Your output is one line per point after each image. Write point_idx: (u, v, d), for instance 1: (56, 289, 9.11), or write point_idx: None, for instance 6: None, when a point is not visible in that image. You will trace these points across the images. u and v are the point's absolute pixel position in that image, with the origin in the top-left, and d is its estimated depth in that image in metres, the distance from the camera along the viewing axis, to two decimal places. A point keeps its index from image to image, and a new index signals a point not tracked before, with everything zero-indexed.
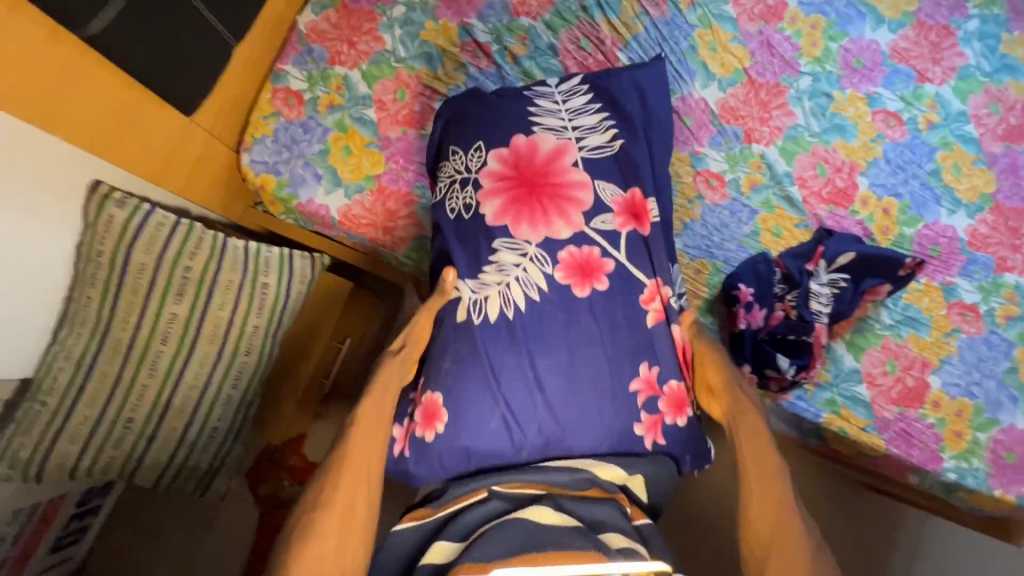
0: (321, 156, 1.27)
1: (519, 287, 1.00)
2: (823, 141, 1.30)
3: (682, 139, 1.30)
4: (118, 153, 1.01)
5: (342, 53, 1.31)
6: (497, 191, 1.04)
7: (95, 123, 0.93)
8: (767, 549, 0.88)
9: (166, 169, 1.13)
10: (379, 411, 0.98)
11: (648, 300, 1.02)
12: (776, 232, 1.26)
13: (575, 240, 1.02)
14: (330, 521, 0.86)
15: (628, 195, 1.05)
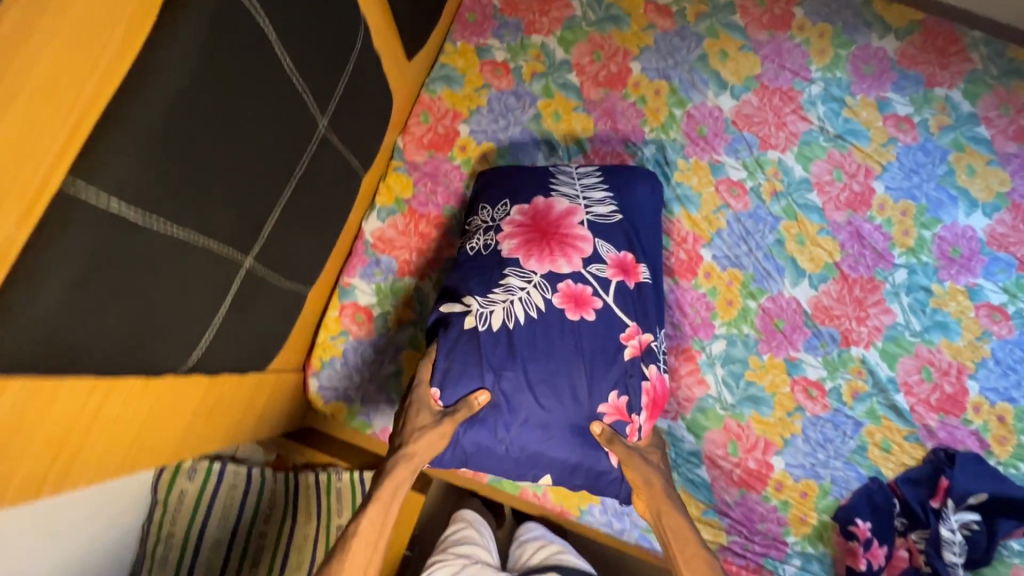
0: (394, 378, 1.22)
1: (522, 305, 1.00)
2: (926, 341, 1.21)
3: (776, 343, 1.22)
4: (195, 440, 0.94)
5: (411, 261, 1.25)
6: (514, 232, 1.07)
7: (177, 430, 0.86)
8: None
9: (239, 427, 1.07)
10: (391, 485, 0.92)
11: (628, 336, 1.02)
12: (885, 446, 1.17)
13: (571, 275, 1.03)
14: None
15: (624, 254, 1.07)
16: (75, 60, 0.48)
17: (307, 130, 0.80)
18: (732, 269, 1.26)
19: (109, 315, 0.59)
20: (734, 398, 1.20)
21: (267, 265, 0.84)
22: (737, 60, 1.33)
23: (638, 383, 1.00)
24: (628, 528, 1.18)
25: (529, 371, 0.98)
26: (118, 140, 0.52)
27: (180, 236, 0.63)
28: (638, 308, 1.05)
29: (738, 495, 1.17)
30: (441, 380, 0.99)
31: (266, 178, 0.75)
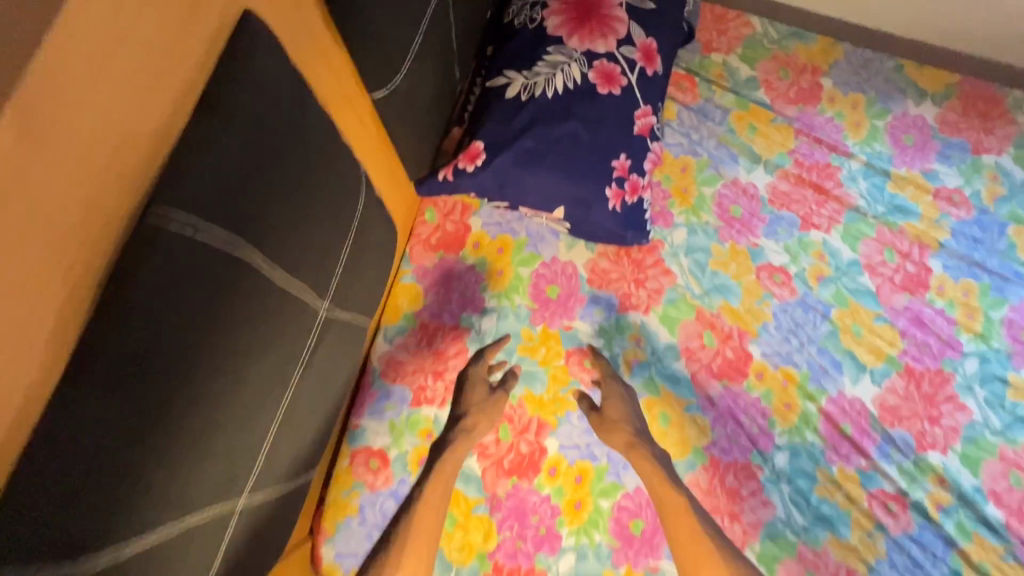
0: None
1: (562, 78, 1.02)
2: (1009, 441, 1.08)
3: (844, 452, 1.07)
4: None
5: (425, 387, 1.08)
6: (562, 12, 1.05)
7: None
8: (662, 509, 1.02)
9: None
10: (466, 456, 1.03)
11: (641, 115, 1.07)
12: (983, 570, 1.01)
13: (606, 55, 1.04)
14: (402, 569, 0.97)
15: (648, 39, 1.08)
16: (10, 274, 0.44)
17: (307, 338, 0.73)
18: (785, 368, 1.10)
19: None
20: (805, 520, 1.04)
21: (263, 487, 0.72)
22: (767, 133, 1.22)
23: (637, 143, 1.07)
24: None
25: (558, 174, 1.02)
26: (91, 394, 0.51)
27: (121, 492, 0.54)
28: (658, 93, 1.11)
29: None
30: (490, 154, 1.00)
31: (253, 408, 0.66)
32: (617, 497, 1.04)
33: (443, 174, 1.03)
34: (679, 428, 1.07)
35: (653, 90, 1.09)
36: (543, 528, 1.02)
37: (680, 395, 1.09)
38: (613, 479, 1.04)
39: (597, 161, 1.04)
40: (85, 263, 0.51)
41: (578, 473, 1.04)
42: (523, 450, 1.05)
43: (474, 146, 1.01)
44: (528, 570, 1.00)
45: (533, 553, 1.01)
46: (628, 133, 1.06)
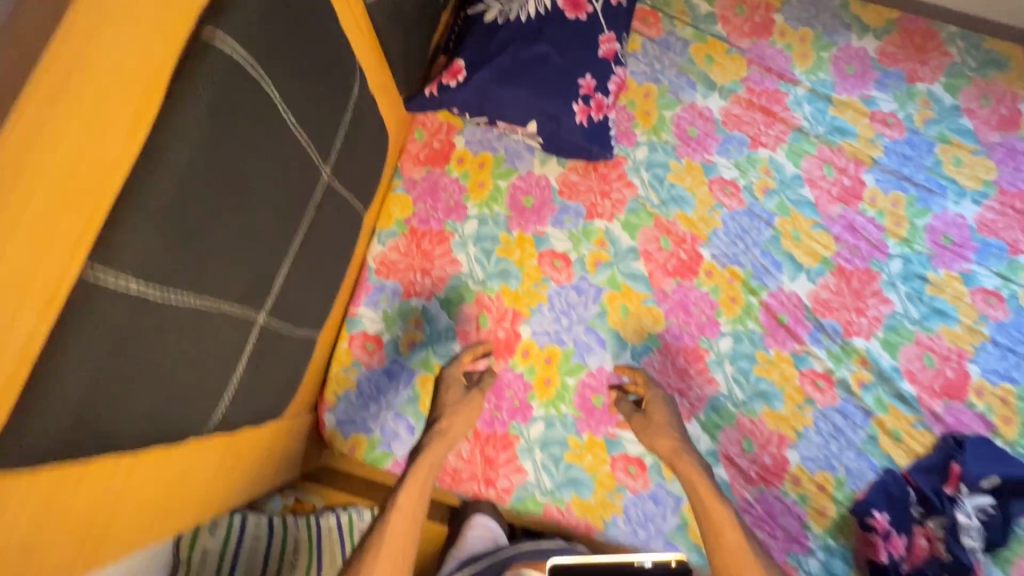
0: (411, 404, 1.18)
1: (532, 6, 1.17)
2: (925, 328, 1.23)
3: (781, 338, 1.22)
4: (187, 512, 0.80)
5: (415, 282, 1.23)
6: None
7: (193, 505, 0.81)
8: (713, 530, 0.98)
9: (232, 486, 0.93)
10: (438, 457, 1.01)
11: (605, 40, 1.20)
12: (896, 435, 1.17)
13: None
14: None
15: None
16: (98, 92, 0.46)
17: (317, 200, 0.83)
18: (731, 267, 1.25)
19: (117, 390, 0.55)
20: (745, 394, 1.20)
21: (281, 332, 0.84)
22: (723, 63, 1.35)
23: (602, 65, 1.20)
24: (653, 536, 1.14)
25: (531, 90, 1.16)
26: (138, 199, 0.50)
27: (148, 294, 0.54)
28: (621, 21, 1.23)
29: (757, 492, 1.16)
30: (470, 72, 1.14)
31: (268, 255, 0.73)
32: (581, 375, 1.20)
33: (427, 90, 1.16)
34: (637, 318, 1.23)
35: (617, 18, 1.22)
36: (517, 400, 1.18)
37: (639, 290, 1.24)
38: (578, 361, 1.21)
39: (565, 79, 1.17)
40: (148, 89, 0.51)
41: (548, 355, 1.21)
42: (500, 335, 1.22)
43: (456, 64, 1.15)
44: (503, 434, 1.17)
45: (508, 420, 1.18)
46: (593, 56, 1.19)
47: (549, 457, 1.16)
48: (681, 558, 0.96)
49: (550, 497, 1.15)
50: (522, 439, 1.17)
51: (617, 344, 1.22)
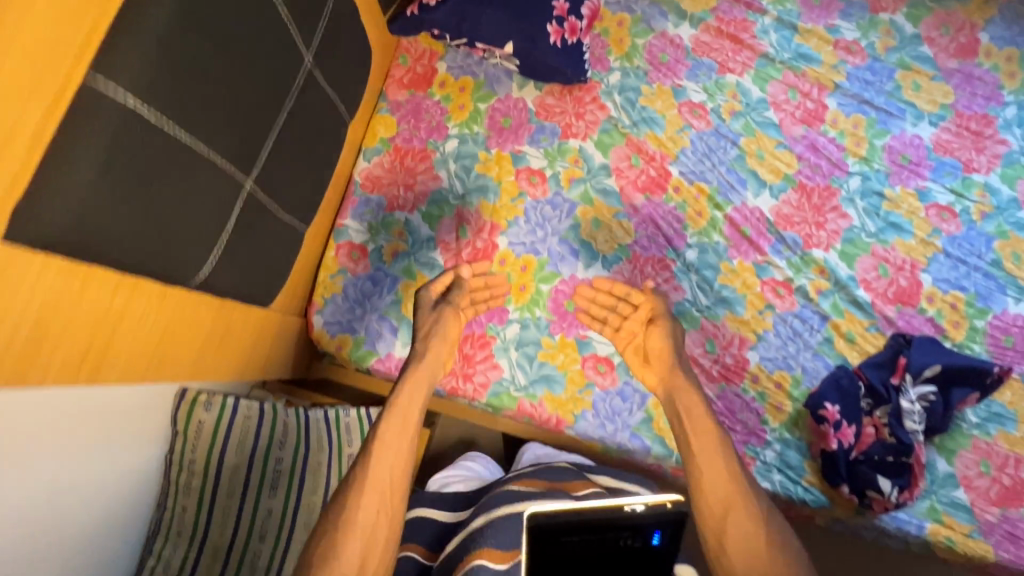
0: (394, 307, 1.27)
1: None
2: (881, 241, 1.30)
3: (743, 249, 1.30)
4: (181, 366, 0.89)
5: (399, 197, 1.32)
6: None
7: (184, 362, 0.90)
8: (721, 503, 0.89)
9: (221, 358, 1.01)
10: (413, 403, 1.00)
11: None
12: (850, 337, 1.25)
13: None
14: (352, 543, 0.83)
15: None
16: None
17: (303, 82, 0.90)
18: (698, 183, 1.32)
19: (123, 196, 0.63)
20: (708, 301, 1.27)
21: (268, 202, 0.92)
22: None
23: None
24: (619, 429, 1.22)
25: (505, 11, 1.22)
26: (136, 20, 0.58)
27: (148, 111, 0.62)
28: None
29: (718, 389, 1.24)
30: None
31: (255, 121, 0.81)
32: (555, 283, 1.28)
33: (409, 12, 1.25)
34: (607, 230, 1.31)
35: None
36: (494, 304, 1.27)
37: (610, 204, 1.32)
38: (551, 269, 1.29)
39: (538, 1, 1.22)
40: None
41: (523, 264, 1.29)
42: (478, 245, 1.30)
43: None
44: (480, 335, 1.26)
45: (485, 322, 1.27)
46: None
47: (523, 356, 1.25)
48: (679, 498, 0.76)
49: (525, 393, 1.24)
50: (498, 340, 1.26)
51: (588, 255, 1.30)
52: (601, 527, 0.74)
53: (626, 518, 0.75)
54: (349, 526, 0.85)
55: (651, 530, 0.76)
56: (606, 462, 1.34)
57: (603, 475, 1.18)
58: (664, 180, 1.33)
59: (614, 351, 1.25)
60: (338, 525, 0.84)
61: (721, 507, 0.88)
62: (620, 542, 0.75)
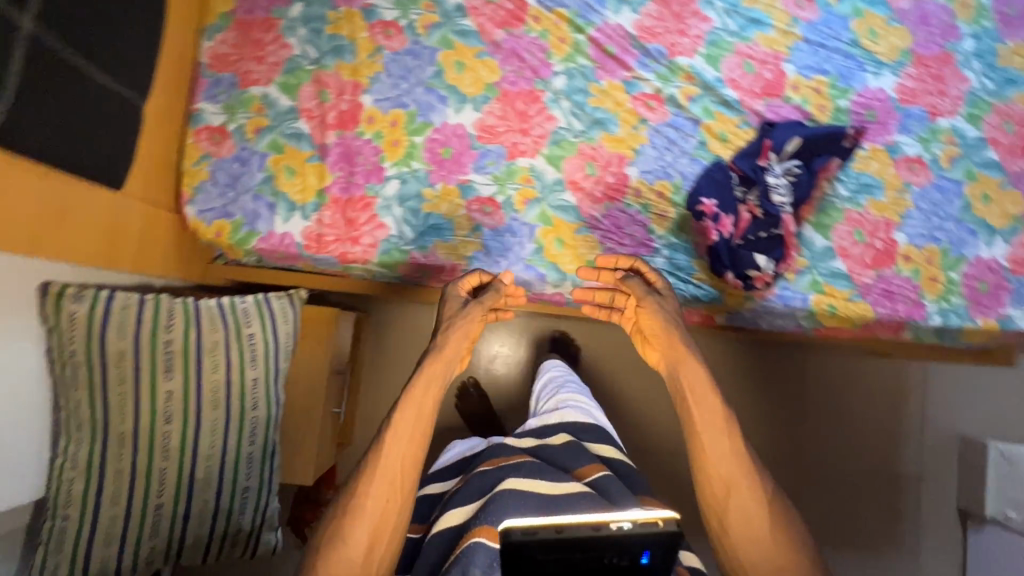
0: (267, 184, 1.23)
1: None
2: (743, 39, 1.30)
3: (610, 68, 1.29)
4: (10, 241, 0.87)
5: (251, 71, 1.26)
6: None
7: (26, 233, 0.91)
8: (726, 494, 0.87)
9: (69, 238, 1.00)
10: (421, 404, 0.96)
11: None
12: (723, 136, 1.27)
13: None
14: (361, 530, 0.86)
15: None
16: None
17: None
18: (557, 9, 1.29)
19: None
20: (582, 125, 1.27)
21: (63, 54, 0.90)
22: None
23: None
24: (513, 264, 1.25)
25: None
26: None
27: None
28: None
29: (604, 209, 1.26)
30: None
31: None
32: (427, 133, 1.26)
33: None
34: (473, 71, 1.28)
35: None
36: (369, 164, 1.25)
37: (471, 45, 1.29)
38: (422, 120, 1.27)
39: None
40: None
41: (392, 119, 1.26)
42: (344, 108, 1.26)
43: None
44: (362, 197, 1.24)
45: (364, 184, 1.25)
46: None
47: (408, 211, 1.25)
48: (671, 516, 0.69)
49: (415, 246, 1.24)
50: (380, 200, 1.25)
51: (457, 100, 1.27)
52: (580, 547, 0.66)
53: (609, 539, 0.67)
54: (358, 510, 0.87)
55: (640, 551, 0.68)
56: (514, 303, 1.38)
57: (595, 444, 1.23)
58: (522, 11, 1.29)
59: (496, 190, 1.25)
60: (348, 510, 0.88)
61: (722, 487, 0.87)
62: (605, 561, 0.68)
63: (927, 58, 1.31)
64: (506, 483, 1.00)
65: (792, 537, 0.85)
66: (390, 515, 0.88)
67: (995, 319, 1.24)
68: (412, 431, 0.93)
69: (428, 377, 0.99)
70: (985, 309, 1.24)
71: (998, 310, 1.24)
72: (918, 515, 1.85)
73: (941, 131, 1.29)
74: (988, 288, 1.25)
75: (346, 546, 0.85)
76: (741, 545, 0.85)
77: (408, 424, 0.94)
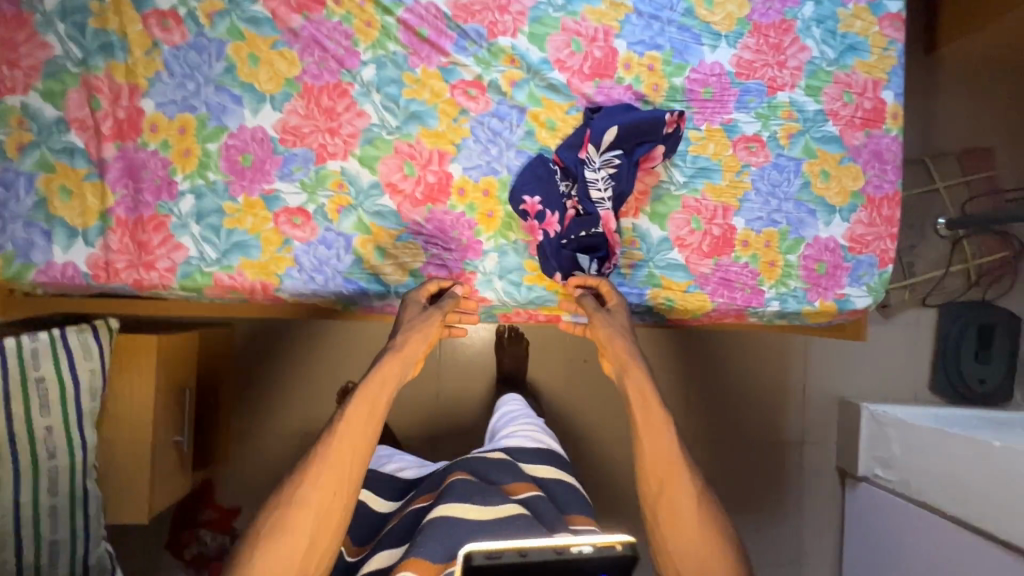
0: (39, 209, 1.09)
1: None
2: (570, 13, 1.19)
3: (425, 54, 1.17)
4: None
5: (3, 78, 1.09)
6: None
7: None
8: (659, 486, 0.87)
9: None
10: (372, 403, 0.88)
11: None
12: (550, 125, 1.18)
13: None
14: (300, 528, 0.78)
15: None
16: None
17: None
18: None
19: None
20: (397, 120, 1.16)
21: None
22: None
23: None
24: (331, 278, 1.15)
25: None
26: None
27: None
28: None
29: (426, 213, 1.17)
30: None
31: None
32: (222, 139, 1.13)
33: None
34: (268, 65, 1.14)
35: None
36: (157, 179, 1.12)
37: (265, 35, 1.14)
38: (215, 124, 1.13)
39: None
40: None
41: (180, 126, 1.13)
42: (121, 116, 1.11)
43: None
44: (153, 217, 1.12)
45: (154, 202, 1.12)
46: None
47: (208, 228, 1.13)
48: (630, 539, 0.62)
49: (218, 266, 1.13)
50: (174, 218, 1.13)
51: (253, 99, 1.14)
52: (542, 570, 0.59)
53: (571, 563, 0.60)
54: (297, 509, 0.79)
55: None
56: (351, 317, 1.29)
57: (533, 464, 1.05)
58: None
59: (305, 199, 1.15)
60: (288, 506, 0.80)
61: (656, 479, 0.87)
62: None
63: (766, 27, 1.23)
64: (439, 509, 0.85)
65: (715, 533, 0.85)
66: (332, 516, 0.80)
67: (832, 300, 1.22)
68: (361, 431, 0.85)
69: (385, 380, 0.91)
70: (822, 291, 1.22)
71: (835, 291, 1.22)
72: (801, 478, 1.91)
73: (780, 106, 1.23)
74: (826, 269, 1.22)
75: (281, 542, 0.77)
76: (675, 557, 0.83)
77: (361, 421, 0.86)
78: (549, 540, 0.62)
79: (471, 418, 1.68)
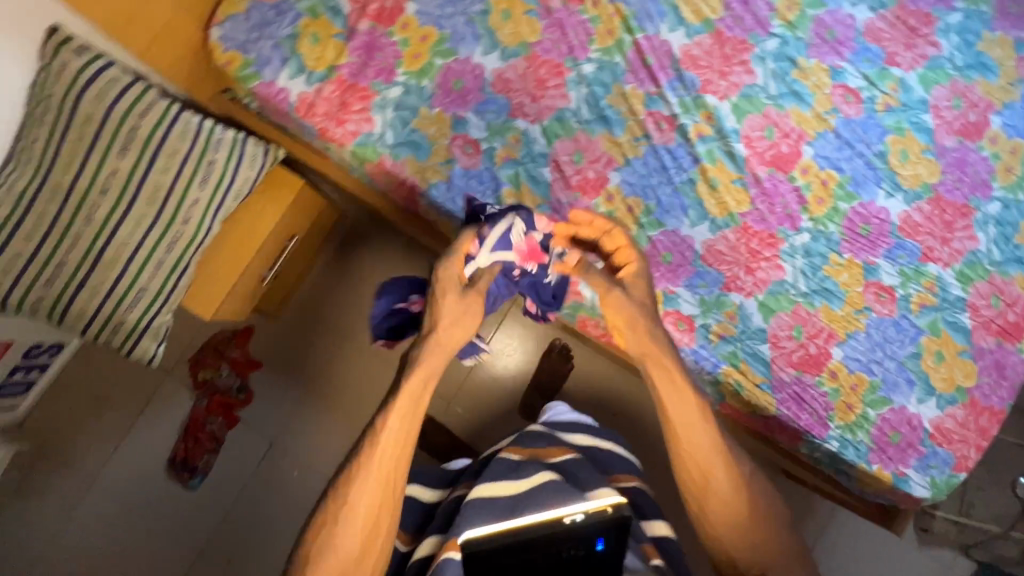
0: (289, 40, 1.30)
1: None
2: (777, 105, 1.29)
3: (641, 77, 1.30)
4: None
5: None
6: None
7: None
8: (704, 479, 0.98)
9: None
10: (417, 390, 0.94)
11: None
12: (713, 183, 1.27)
13: None
14: (350, 526, 0.90)
15: None
16: None
17: None
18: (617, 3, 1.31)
19: None
20: (589, 115, 1.29)
21: None
22: None
23: None
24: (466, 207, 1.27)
25: None
26: None
27: None
28: None
29: (571, 198, 1.27)
30: None
31: None
32: (450, 60, 1.30)
33: None
34: (515, 24, 1.31)
35: None
36: (385, 63, 1.30)
37: (526, 2, 1.32)
38: (450, 47, 1.31)
39: None
40: None
41: (424, 35, 1.31)
42: (386, 6, 1.32)
43: None
44: (363, 89, 1.29)
45: (372, 78, 1.30)
46: None
47: (398, 118, 1.29)
48: (618, 503, 0.83)
49: (388, 150, 1.28)
50: (378, 98, 1.29)
51: (489, 43, 1.31)
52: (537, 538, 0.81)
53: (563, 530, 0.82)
54: (346, 512, 0.90)
55: (596, 538, 0.83)
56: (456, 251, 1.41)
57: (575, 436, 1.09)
58: None
59: (484, 136, 1.29)
60: (342, 506, 0.91)
61: (699, 476, 0.98)
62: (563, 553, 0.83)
63: (947, 202, 1.26)
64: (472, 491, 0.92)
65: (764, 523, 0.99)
66: (375, 512, 0.91)
67: (890, 473, 1.19)
68: (404, 429, 0.93)
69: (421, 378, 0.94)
70: (886, 458, 1.19)
71: (898, 466, 1.19)
72: None
73: (926, 275, 1.25)
74: (899, 441, 1.19)
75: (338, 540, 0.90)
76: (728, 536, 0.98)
77: (399, 420, 0.93)
78: (544, 517, 0.83)
79: (494, 407, 1.71)
